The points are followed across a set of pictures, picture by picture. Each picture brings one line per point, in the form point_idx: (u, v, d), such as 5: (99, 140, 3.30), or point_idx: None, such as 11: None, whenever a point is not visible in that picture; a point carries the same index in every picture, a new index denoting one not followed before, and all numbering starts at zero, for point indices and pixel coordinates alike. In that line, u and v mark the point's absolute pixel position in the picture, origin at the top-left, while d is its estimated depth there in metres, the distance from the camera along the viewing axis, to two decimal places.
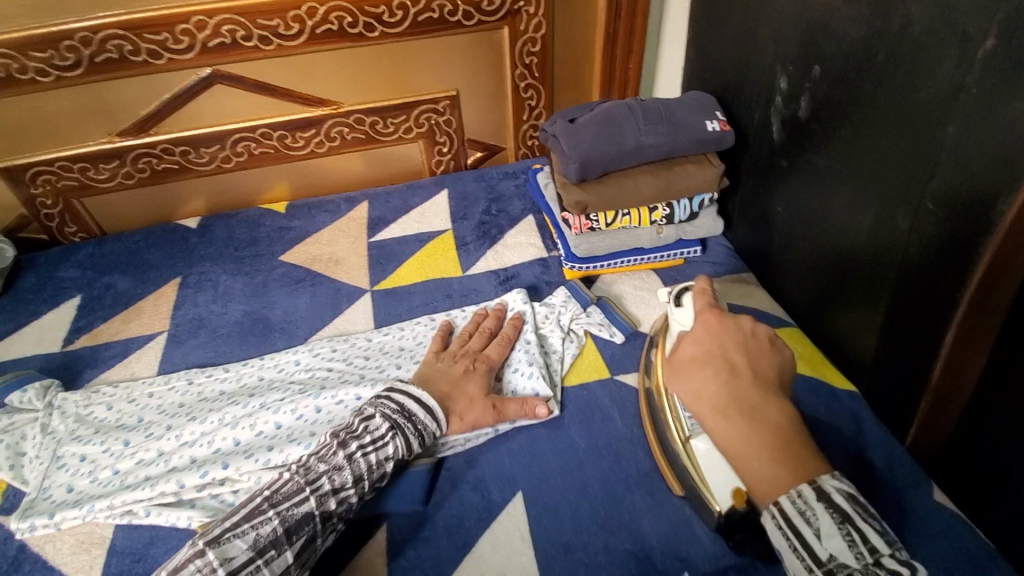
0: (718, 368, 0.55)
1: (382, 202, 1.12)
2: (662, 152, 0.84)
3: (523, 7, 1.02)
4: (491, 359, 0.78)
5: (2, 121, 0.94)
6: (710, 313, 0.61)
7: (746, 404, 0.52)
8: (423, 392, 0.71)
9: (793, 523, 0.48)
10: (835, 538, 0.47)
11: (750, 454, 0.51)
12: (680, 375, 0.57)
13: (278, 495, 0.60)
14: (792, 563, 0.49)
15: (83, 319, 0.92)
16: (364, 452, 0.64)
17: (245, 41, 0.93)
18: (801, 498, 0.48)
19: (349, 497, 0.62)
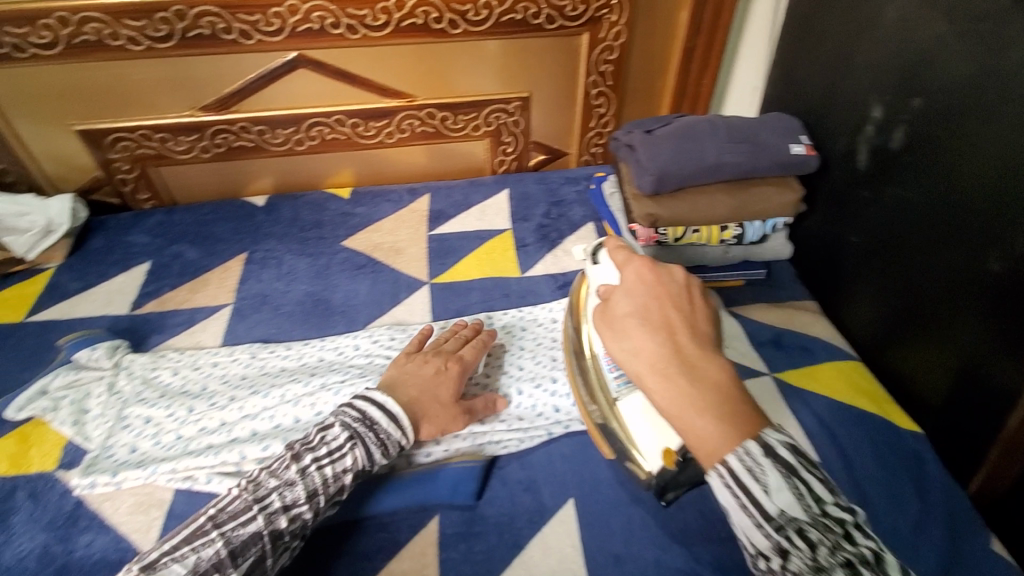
0: (659, 324, 0.53)
1: (444, 196, 1.13)
2: (741, 171, 0.83)
3: (606, 14, 1.02)
4: (466, 360, 0.75)
5: (89, 85, 0.96)
6: (643, 266, 0.59)
7: (684, 362, 0.50)
8: (389, 398, 0.66)
9: (740, 483, 0.45)
10: (785, 493, 0.45)
11: (690, 413, 0.48)
12: (614, 333, 0.54)
13: (223, 514, 0.56)
14: (743, 523, 0.46)
15: (151, 285, 0.95)
16: (319, 466, 0.60)
17: (333, 29, 0.95)
18: (747, 454, 0.46)
19: (303, 514, 0.58)
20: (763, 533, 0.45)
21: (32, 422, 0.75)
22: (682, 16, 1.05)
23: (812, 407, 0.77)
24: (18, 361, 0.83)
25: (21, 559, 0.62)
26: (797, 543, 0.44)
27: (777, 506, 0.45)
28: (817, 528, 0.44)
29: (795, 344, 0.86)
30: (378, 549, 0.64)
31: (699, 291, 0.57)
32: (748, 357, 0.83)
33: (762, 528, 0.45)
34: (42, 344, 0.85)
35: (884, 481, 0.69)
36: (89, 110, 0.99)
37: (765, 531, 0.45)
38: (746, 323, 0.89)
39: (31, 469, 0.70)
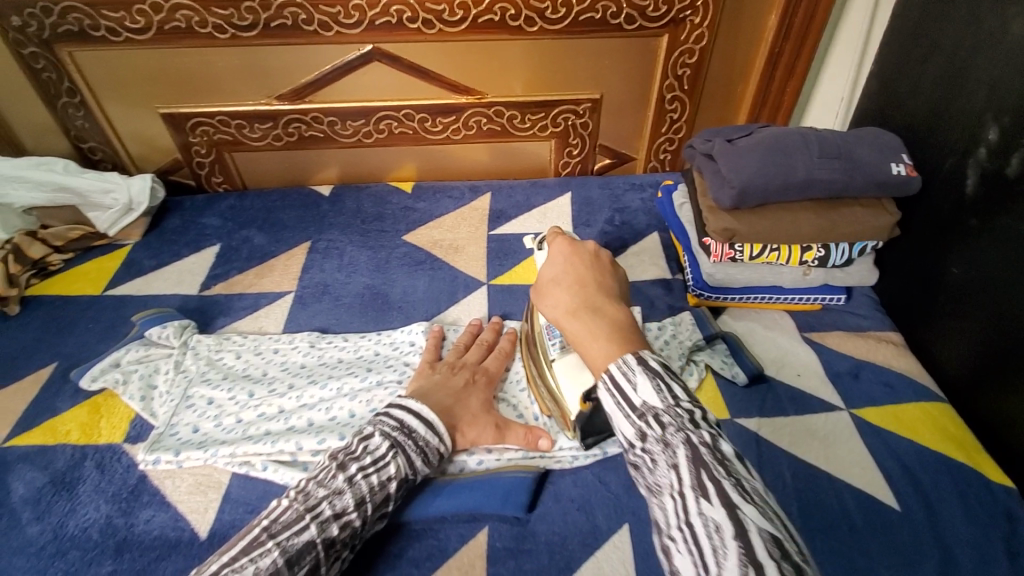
0: (576, 281, 0.60)
1: (505, 196, 1.11)
2: (833, 189, 0.78)
3: (689, 16, 0.98)
4: (491, 371, 0.76)
5: (173, 70, 0.99)
6: (562, 240, 0.66)
7: (592, 304, 0.57)
8: (424, 406, 0.65)
9: (617, 383, 0.48)
10: (648, 388, 0.47)
11: (588, 339, 0.54)
12: (542, 293, 0.62)
13: (277, 524, 0.54)
14: (618, 422, 0.48)
15: (220, 268, 0.97)
16: (366, 474, 0.58)
17: (410, 22, 0.95)
18: (623, 360, 0.50)
19: (353, 521, 0.56)
20: (629, 421, 0.47)
21: (104, 394, 0.78)
22: (770, 20, 0.99)
23: (892, 451, 0.72)
24: (95, 333, 0.86)
25: (85, 528, 0.64)
26: (654, 426, 0.45)
27: (641, 398, 0.47)
28: (671, 415, 0.45)
29: (876, 379, 0.80)
30: (425, 555, 0.63)
31: (605, 259, 0.65)
32: (817, 384, 0.79)
33: (629, 417, 0.47)
34: (117, 319, 0.88)
35: (975, 540, 0.63)
36: (171, 95, 1.02)
37: (630, 420, 0.47)
38: (821, 352, 0.84)
39: (100, 440, 0.73)
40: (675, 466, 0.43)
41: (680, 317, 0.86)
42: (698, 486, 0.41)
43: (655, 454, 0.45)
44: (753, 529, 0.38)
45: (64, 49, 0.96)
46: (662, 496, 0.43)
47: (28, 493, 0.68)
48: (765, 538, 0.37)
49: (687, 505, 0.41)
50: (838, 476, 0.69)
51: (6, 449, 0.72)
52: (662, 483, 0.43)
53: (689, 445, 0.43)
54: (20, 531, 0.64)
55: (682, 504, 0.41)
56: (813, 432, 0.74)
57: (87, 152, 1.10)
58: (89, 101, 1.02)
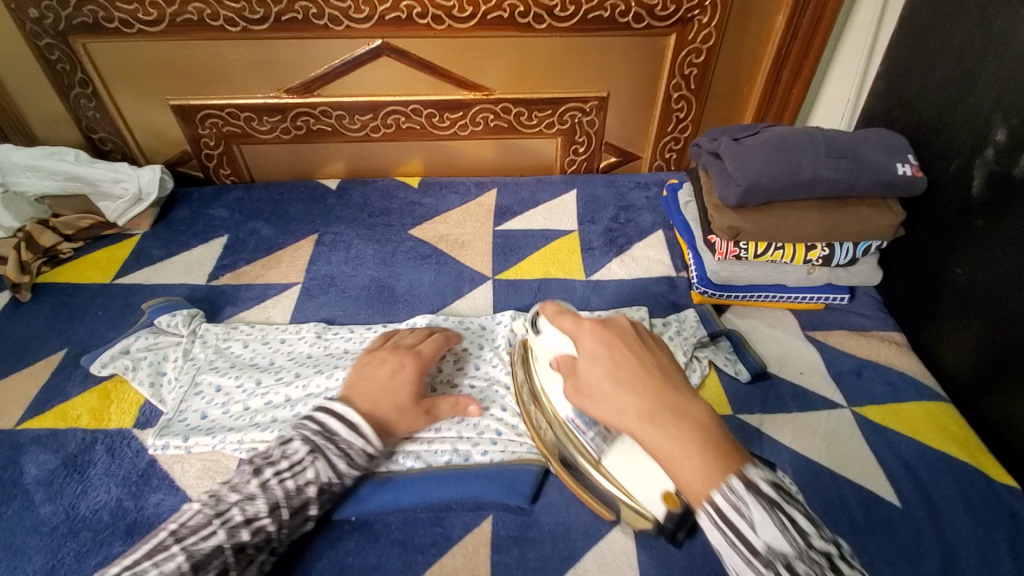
0: (630, 378, 0.53)
1: (511, 192, 1.12)
2: (839, 189, 0.78)
3: (697, 15, 0.98)
4: (425, 355, 0.74)
5: (184, 62, 1.00)
6: (592, 326, 0.59)
7: (668, 405, 0.51)
8: (350, 410, 0.65)
9: (733, 526, 0.45)
10: (771, 528, 0.44)
11: (680, 456, 0.48)
12: (595, 396, 0.54)
13: (184, 529, 0.55)
14: (737, 565, 0.46)
15: (228, 258, 0.98)
16: (280, 479, 0.59)
17: (420, 18, 0.96)
18: (732, 490, 0.46)
19: (266, 526, 0.57)
20: (754, 570, 0.45)
21: (114, 379, 0.79)
22: (778, 20, 1.00)
23: (894, 448, 0.72)
24: (105, 320, 0.87)
25: (97, 509, 0.65)
26: None
27: (763, 538, 0.45)
28: (804, 560, 0.44)
29: (878, 378, 0.81)
30: (430, 543, 0.64)
31: (645, 336, 0.58)
32: (819, 383, 0.80)
33: (751, 563, 0.45)
34: (127, 307, 0.89)
35: (975, 536, 0.64)
36: (182, 87, 1.03)
37: (753, 566, 0.45)
38: (824, 351, 0.84)
39: (110, 424, 0.74)
40: None
41: (684, 315, 0.87)
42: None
43: None
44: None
45: (77, 40, 0.97)
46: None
47: (40, 475, 0.68)
48: None
49: None
50: (840, 473, 0.70)
51: (18, 432, 0.73)
52: None
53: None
54: (31, 512, 0.65)
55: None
56: (816, 429, 0.75)
57: (98, 142, 1.11)
58: (100, 91, 1.03)
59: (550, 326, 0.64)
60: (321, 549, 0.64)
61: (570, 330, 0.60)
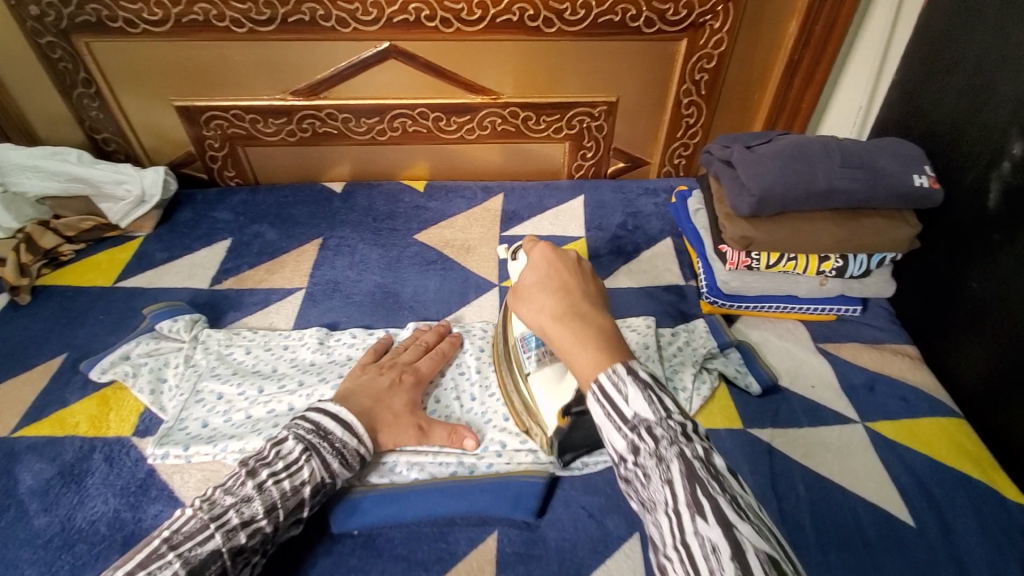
0: (557, 287, 0.56)
1: (518, 197, 1.11)
2: (854, 200, 0.77)
3: (709, 20, 0.97)
4: (421, 371, 0.74)
5: (188, 63, 0.99)
6: (544, 245, 0.62)
7: (578, 311, 0.54)
8: (343, 408, 0.65)
9: (606, 394, 0.46)
10: (639, 399, 0.45)
11: (577, 349, 0.51)
12: (522, 297, 0.58)
13: (178, 535, 0.53)
14: (608, 433, 0.46)
15: (231, 262, 0.97)
16: (277, 480, 0.58)
17: (428, 21, 0.94)
18: (612, 371, 0.47)
19: (263, 527, 0.56)
20: (620, 434, 0.45)
21: (113, 386, 0.77)
22: (791, 26, 0.99)
23: (908, 466, 0.71)
24: (106, 325, 0.86)
25: (93, 521, 0.64)
26: (646, 440, 0.44)
27: (633, 410, 0.45)
28: (663, 427, 0.44)
29: (892, 393, 0.79)
30: (434, 559, 0.63)
31: (587, 263, 0.60)
32: (831, 397, 0.78)
33: (620, 429, 0.45)
34: (128, 311, 0.88)
35: (993, 560, 0.62)
36: (186, 88, 1.02)
37: (622, 432, 0.45)
38: (836, 364, 0.83)
39: (108, 432, 0.72)
40: (669, 483, 0.42)
41: (693, 325, 0.86)
42: (693, 504, 0.40)
43: (649, 467, 0.43)
44: (751, 551, 0.37)
45: (80, 39, 0.96)
46: (656, 511, 0.43)
47: (36, 485, 0.67)
48: (764, 559, 0.37)
49: (684, 525, 0.40)
50: (852, 491, 0.68)
51: (15, 440, 0.72)
52: (657, 500, 0.43)
53: (685, 461, 0.42)
54: (26, 523, 0.64)
55: (677, 521, 0.41)
56: (827, 445, 0.73)
57: (101, 143, 1.10)
58: (104, 91, 1.02)
59: (523, 250, 0.69)
60: (324, 563, 0.62)
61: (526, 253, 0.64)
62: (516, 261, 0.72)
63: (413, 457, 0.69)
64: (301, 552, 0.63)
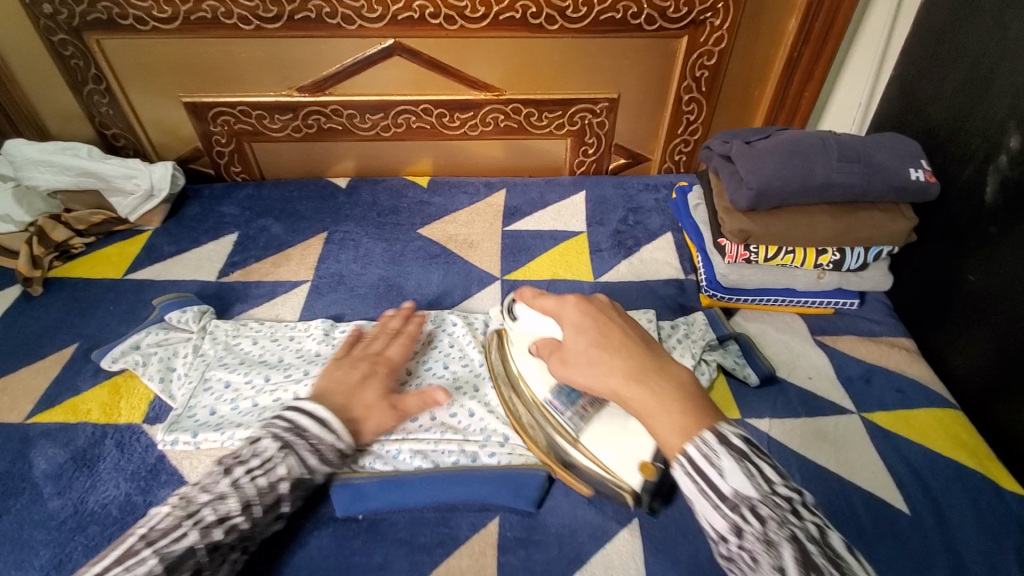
0: (613, 347, 0.57)
1: (520, 193, 1.12)
2: (851, 193, 0.78)
3: (710, 17, 0.98)
4: (392, 359, 0.74)
5: (197, 60, 1.01)
6: (577, 302, 0.62)
7: (647, 368, 0.55)
8: (319, 406, 0.63)
9: (699, 467, 0.48)
10: (739, 474, 0.47)
11: (660, 412, 0.52)
12: (579, 360, 0.58)
13: (154, 532, 0.53)
14: (704, 509, 0.48)
15: (238, 255, 0.99)
16: (253, 477, 0.57)
17: (432, 18, 0.96)
18: (705, 441, 0.49)
19: (240, 524, 0.56)
20: (721, 513, 0.47)
21: (124, 374, 0.79)
22: (791, 23, 1.00)
23: (902, 456, 0.72)
24: (116, 315, 0.88)
25: (105, 504, 0.66)
26: (750, 520, 0.46)
27: (732, 486, 0.47)
28: (768, 504, 0.46)
29: (888, 385, 0.80)
30: (438, 543, 0.64)
31: (620, 311, 0.63)
32: (828, 388, 0.79)
33: (720, 507, 0.47)
34: (137, 302, 0.90)
35: (984, 546, 0.63)
36: (195, 84, 1.04)
37: (721, 510, 0.47)
38: (833, 356, 0.84)
39: (120, 419, 0.74)
40: (780, 569, 0.43)
41: (693, 317, 0.87)
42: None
43: (753, 548, 0.45)
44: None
45: (91, 36, 0.97)
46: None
47: (50, 469, 0.69)
48: None
49: None
50: (848, 479, 0.70)
51: (29, 426, 0.74)
52: None
53: (793, 541, 0.44)
54: (40, 506, 0.66)
55: None
56: (824, 435, 0.74)
57: (111, 139, 1.11)
58: (114, 88, 1.04)
59: (527, 311, 0.69)
60: (330, 547, 0.64)
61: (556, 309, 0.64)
62: (516, 321, 0.71)
63: (416, 445, 0.70)
64: (307, 536, 0.65)
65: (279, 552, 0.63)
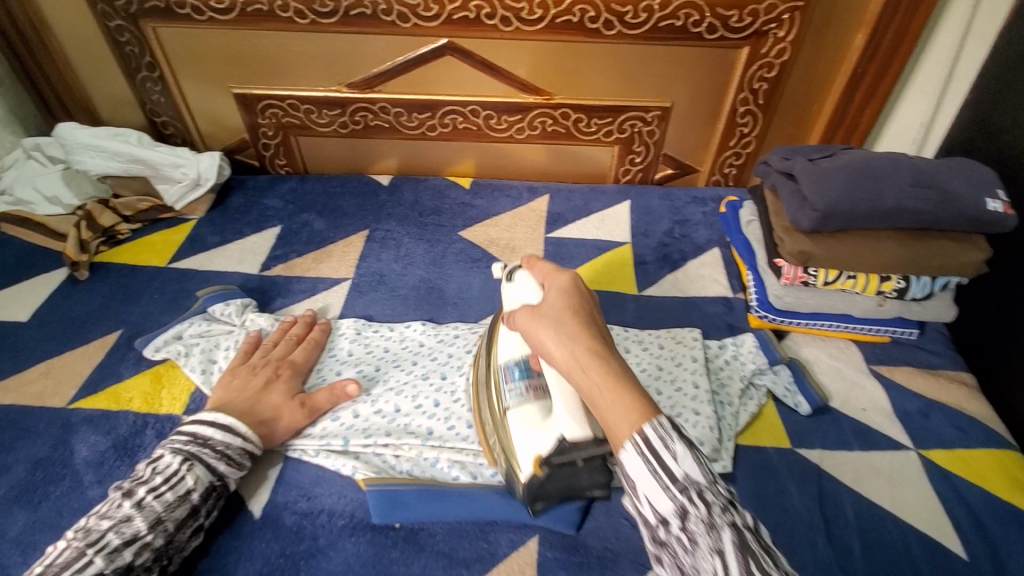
0: (585, 321, 0.52)
1: (564, 199, 1.10)
2: (922, 221, 0.74)
3: (773, 29, 0.95)
4: (297, 362, 0.76)
5: (250, 51, 1.00)
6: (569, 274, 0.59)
7: (609, 349, 0.49)
8: (219, 414, 0.66)
9: (652, 450, 0.42)
10: (689, 458, 0.42)
11: (614, 399, 0.45)
12: (548, 320, 0.52)
13: (54, 567, 0.53)
14: (650, 492, 0.43)
15: (281, 250, 0.98)
16: (157, 494, 0.59)
17: (488, 19, 0.94)
18: (660, 424, 0.43)
19: (150, 542, 0.57)
20: (667, 496, 0.42)
21: (166, 364, 0.79)
22: (858, 38, 0.96)
23: (962, 497, 0.68)
24: (159, 304, 0.88)
25: None
26: (696, 504, 0.41)
27: (682, 470, 0.42)
28: (713, 491, 0.42)
29: (947, 422, 0.76)
30: (477, 559, 0.62)
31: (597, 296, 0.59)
32: (884, 421, 0.76)
33: (669, 491, 0.42)
34: (181, 292, 0.90)
35: None
36: (246, 75, 1.04)
37: (668, 492, 0.42)
38: (890, 388, 0.80)
39: (161, 409, 0.74)
40: (720, 553, 0.39)
41: (742, 339, 0.84)
42: None
43: (697, 535, 0.41)
44: None
45: (148, 24, 0.98)
46: None
47: (92, 456, 0.69)
48: None
49: None
50: (903, 518, 0.66)
51: (71, 411, 0.74)
52: (703, 568, 0.41)
53: (736, 530, 0.40)
54: (80, 494, 0.66)
55: None
56: (878, 470, 0.71)
57: (160, 126, 1.12)
58: (167, 76, 1.05)
59: (523, 275, 0.66)
60: (365, 555, 0.62)
61: (549, 278, 0.61)
62: (511, 283, 0.67)
63: (455, 454, 0.69)
64: (341, 540, 0.64)
65: (308, 556, 0.62)
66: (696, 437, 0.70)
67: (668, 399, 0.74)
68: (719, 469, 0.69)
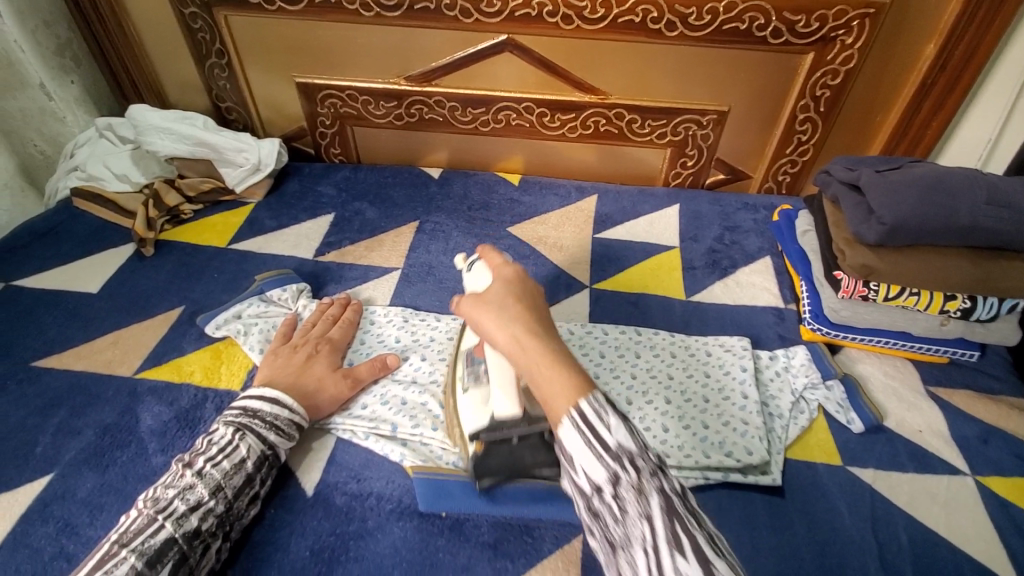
0: (527, 307, 0.52)
1: (612, 200, 1.10)
2: (995, 240, 0.71)
3: (841, 35, 0.92)
4: (335, 340, 0.79)
5: (314, 41, 1.03)
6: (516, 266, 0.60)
7: (547, 332, 0.50)
8: (265, 389, 0.69)
9: (587, 423, 0.42)
10: (622, 426, 0.42)
11: (548, 376, 0.46)
12: (490, 305, 0.52)
13: (129, 534, 0.56)
14: (586, 464, 0.43)
15: (334, 237, 1.01)
16: (214, 463, 0.61)
17: (549, 16, 0.94)
18: (596, 399, 0.43)
19: (213, 508, 0.59)
20: (600, 466, 0.42)
21: (225, 341, 0.82)
22: (929, 47, 0.92)
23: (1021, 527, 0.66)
24: (219, 284, 0.91)
25: None
26: (629, 470, 0.41)
27: (615, 438, 0.42)
28: (643, 457, 0.42)
29: (1007, 448, 0.74)
30: (519, 552, 0.63)
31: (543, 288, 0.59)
32: (940, 445, 0.74)
33: (600, 459, 0.42)
34: (239, 273, 0.93)
35: None
36: (309, 65, 1.06)
37: (602, 463, 0.42)
38: (946, 411, 0.78)
39: (220, 384, 0.77)
40: (647, 518, 0.40)
41: (794, 352, 0.83)
42: (673, 541, 0.39)
43: (628, 501, 0.41)
44: None
45: (220, 12, 1.01)
46: (632, 547, 0.41)
47: (156, 425, 0.72)
48: None
49: (662, 559, 0.39)
50: (957, 545, 0.64)
51: (137, 381, 0.78)
52: (633, 534, 0.41)
53: (663, 495, 0.40)
54: (145, 461, 0.69)
55: (655, 557, 0.39)
56: (932, 493, 0.69)
57: (223, 112, 1.16)
58: (234, 63, 1.08)
59: (479, 267, 0.70)
60: (411, 539, 0.64)
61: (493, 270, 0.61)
62: (471, 272, 0.72)
63: None
64: (387, 520, 0.65)
65: (355, 534, 0.64)
66: (744, 446, 0.70)
67: (715, 408, 0.74)
68: (769, 481, 0.68)
